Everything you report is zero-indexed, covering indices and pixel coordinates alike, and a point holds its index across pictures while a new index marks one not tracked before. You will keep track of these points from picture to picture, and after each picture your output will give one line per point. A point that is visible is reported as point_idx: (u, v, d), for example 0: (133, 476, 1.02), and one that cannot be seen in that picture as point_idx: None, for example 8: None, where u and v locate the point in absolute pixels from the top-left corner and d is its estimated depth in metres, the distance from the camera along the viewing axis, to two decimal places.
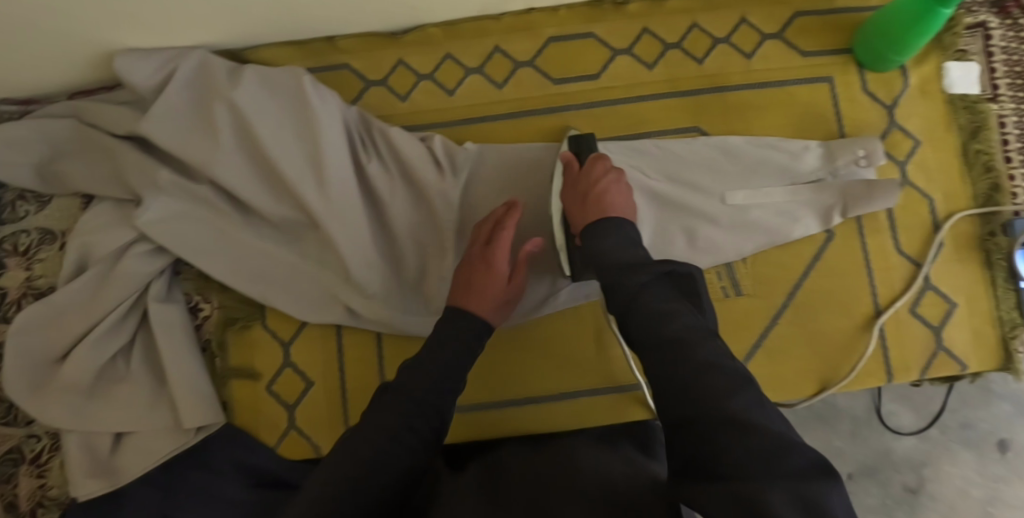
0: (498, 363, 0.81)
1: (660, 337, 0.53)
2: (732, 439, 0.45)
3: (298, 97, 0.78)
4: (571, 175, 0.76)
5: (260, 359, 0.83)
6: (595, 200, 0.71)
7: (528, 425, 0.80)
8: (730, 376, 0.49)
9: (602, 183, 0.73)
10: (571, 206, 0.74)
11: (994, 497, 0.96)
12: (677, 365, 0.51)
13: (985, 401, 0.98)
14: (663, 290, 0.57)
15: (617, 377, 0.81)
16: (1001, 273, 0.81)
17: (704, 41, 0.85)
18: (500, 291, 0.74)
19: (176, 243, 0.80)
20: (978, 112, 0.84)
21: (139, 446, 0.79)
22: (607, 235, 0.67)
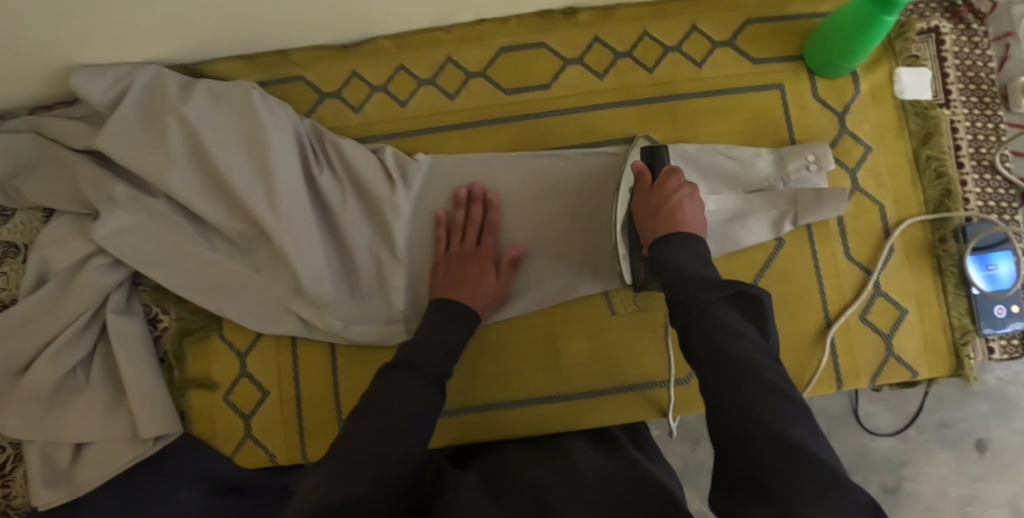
0: (478, 368, 0.81)
1: (723, 353, 0.55)
2: (793, 464, 0.48)
3: (247, 110, 0.79)
4: (644, 186, 0.75)
5: (216, 368, 0.84)
6: (666, 215, 0.71)
7: (518, 428, 0.79)
8: (787, 403, 0.52)
9: (677, 199, 0.72)
10: (642, 217, 0.73)
11: (972, 496, 0.97)
12: (737, 384, 0.53)
13: (962, 401, 0.98)
14: (730, 311, 0.59)
15: (583, 382, 0.80)
16: (952, 279, 0.81)
17: (654, 49, 0.85)
18: (487, 286, 0.78)
19: (133, 256, 0.82)
20: (930, 118, 0.83)
21: (97, 456, 0.81)
22: (677, 250, 0.67)
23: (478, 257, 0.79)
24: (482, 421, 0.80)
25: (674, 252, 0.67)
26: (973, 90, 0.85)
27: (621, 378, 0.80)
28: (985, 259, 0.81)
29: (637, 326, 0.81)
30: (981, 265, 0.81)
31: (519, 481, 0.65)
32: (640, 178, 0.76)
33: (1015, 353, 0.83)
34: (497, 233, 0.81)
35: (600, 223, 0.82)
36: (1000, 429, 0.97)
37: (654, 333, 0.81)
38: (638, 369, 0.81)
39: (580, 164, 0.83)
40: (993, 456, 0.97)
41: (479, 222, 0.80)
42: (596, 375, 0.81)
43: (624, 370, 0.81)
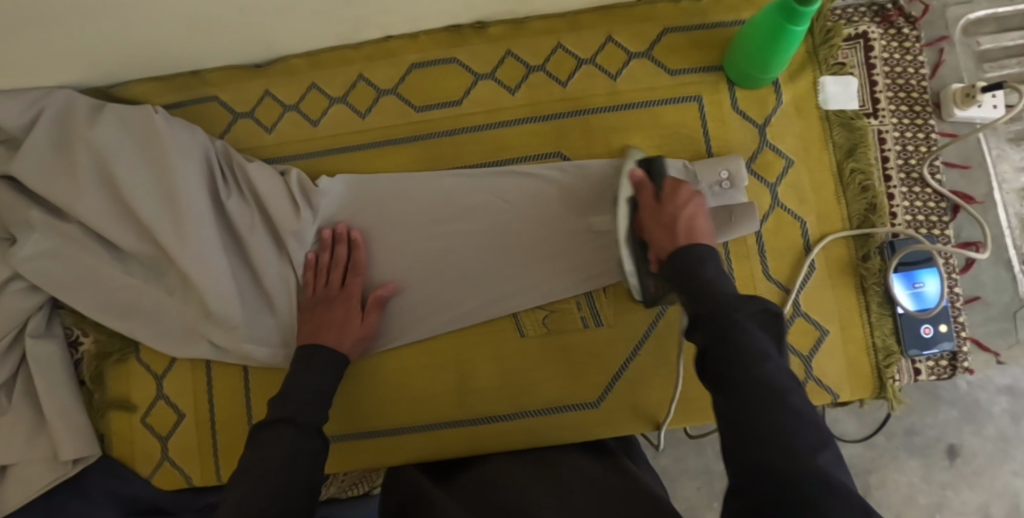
0: (358, 395, 0.82)
1: (746, 379, 0.52)
2: (827, 497, 0.45)
3: (152, 135, 0.80)
4: (649, 198, 0.71)
5: (134, 391, 0.85)
6: (686, 228, 0.66)
7: (409, 450, 0.82)
8: (815, 432, 0.50)
9: (692, 210, 0.68)
10: (657, 231, 0.68)
11: (941, 505, 0.93)
12: (765, 410, 0.50)
13: (932, 407, 0.93)
14: (758, 329, 0.55)
15: (487, 407, 0.80)
16: (876, 298, 0.78)
17: (568, 62, 0.83)
18: (353, 326, 0.77)
19: (50, 281, 0.83)
20: (856, 130, 0.80)
21: (18, 479, 0.82)
22: (701, 266, 0.62)
23: (345, 302, 0.78)
24: (386, 446, 0.82)
25: (699, 265, 0.62)
26: (902, 99, 0.81)
27: (525, 404, 0.80)
28: (912, 277, 0.78)
29: (537, 353, 0.80)
30: (907, 282, 0.78)
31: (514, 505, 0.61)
32: (643, 189, 0.72)
33: (942, 374, 0.80)
34: (362, 271, 0.81)
35: (513, 242, 0.80)
36: (971, 435, 0.93)
37: (560, 359, 0.80)
38: (538, 396, 0.80)
39: (489, 183, 0.81)
40: (964, 463, 0.93)
41: (343, 263, 0.80)
42: (500, 400, 0.80)
43: (528, 396, 0.80)
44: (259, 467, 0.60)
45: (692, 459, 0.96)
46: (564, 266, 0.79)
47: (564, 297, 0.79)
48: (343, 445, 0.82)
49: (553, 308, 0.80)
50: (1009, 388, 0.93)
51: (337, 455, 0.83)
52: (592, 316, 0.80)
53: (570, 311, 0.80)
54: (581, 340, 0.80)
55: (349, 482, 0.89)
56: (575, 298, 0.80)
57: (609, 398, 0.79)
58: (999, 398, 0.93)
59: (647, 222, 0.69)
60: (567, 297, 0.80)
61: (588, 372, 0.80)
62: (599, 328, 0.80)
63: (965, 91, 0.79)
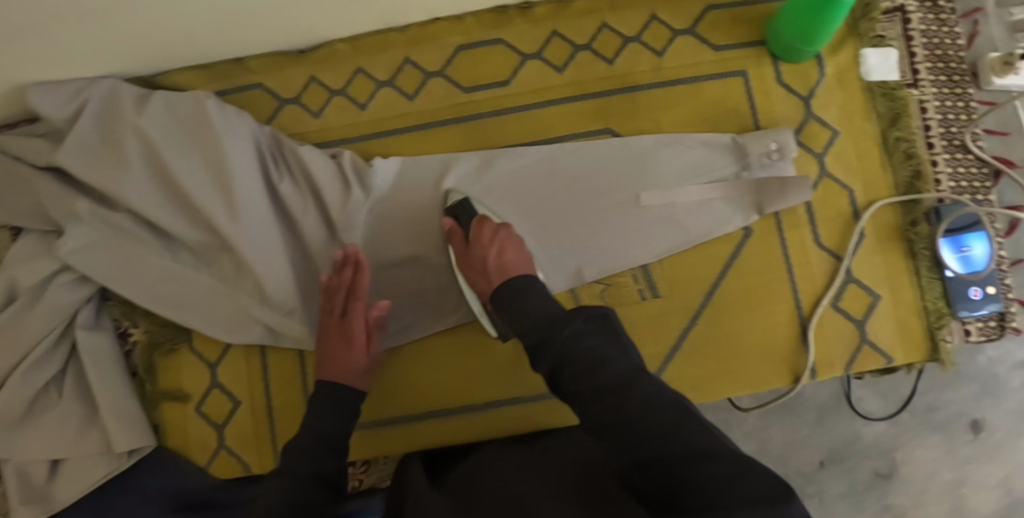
0: (413, 377, 0.82)
1: (599, 386, 0.59)
2: (694, 469, 0.53)
3: (201, 122, 0.79)
4: (461, 244, 0.78)
5: (187, 381, 0.84)
6: (496, 270, 0.74)
7: (461, 433, 0.81)
8: (672, 408, 0.57)
9: (497, 250, 0.75)
10: (478, 275, 0.77)
11: (965, 479, 0.97)
12: (623, 409, 0.58)
13: (952, 383, 0.97)
14: (595, 338, 0.62)
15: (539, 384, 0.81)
16: (925, 263, 0.80)
17: (613, 41, 0.83)
18: (355, 356, 0.77)
19: (97, 272, 0.82)
20: (898, 99, 0.82)
21: (71, 473, 0.82)
22: (521, 297, 0.70)
23: (349, 332, 0.77)
24: (439, 428, 0.82)
25: (516, 298, 0.70)
26: (941, 69, 0.83)
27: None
28: (959, 241, 0.79)
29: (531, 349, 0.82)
30: (954, 247, 0.79)
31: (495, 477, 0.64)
32: (455, 238, 0.78)
33: (992, 334, 0.81)
34: (364, 296, 0.78)
35: (567, 219, 0.81)
36: (990, 409, 0.97)
37: None
38: None
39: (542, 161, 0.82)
40: (987, 437, 0.96)
41: (345, 289, 0.77)
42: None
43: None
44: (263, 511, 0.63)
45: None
46: (617, 241, 0.80)
47: (621, 270, 0.80)
48: (397, 429, 0.82)
49: (609, 281, 0.81)
50: None
51: (378, 442, 0.82)
52: (650, 288, 0.81)
53: (627, 285, 0.81)
54: (638, 313, 0.81)
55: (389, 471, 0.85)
56: (631, 271, 0.81)
57: (668, 369, 0.80)
58: (1015, 373, 0.96)
59: (464, 272, 0.77)
60: (624, 270, 0.81)
61: (646, 345, 0.80)
62: (657, 299, 0.81)
63: (1003, 59, 0.81)
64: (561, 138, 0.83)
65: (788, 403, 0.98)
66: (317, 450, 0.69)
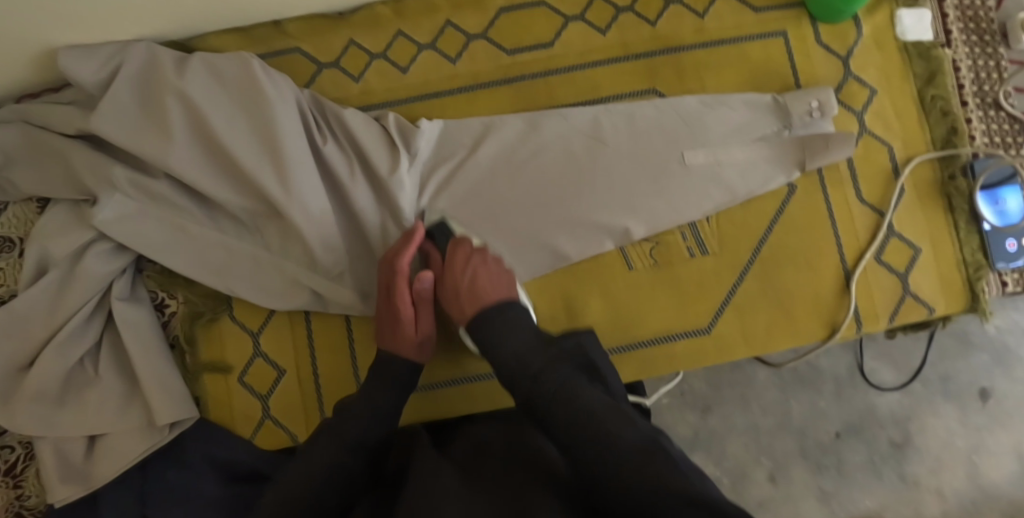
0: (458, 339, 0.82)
1: (573, 426, 0.57)
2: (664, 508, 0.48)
3: (246, 83, 0.77)
4: (438, 264, 0.78)
5: (230, 351, 0.83)
6: (468, 296, 0.74)
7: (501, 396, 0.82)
8: (643, 452, 0.53)
9: (468, 275, 0.74)
10: (449, 300, 0.76)
11: (977, 446, 1.01)
12: (596, 444, 0.55)
13: (963, 353, 1.02)
14: (575, 377, 0.63)
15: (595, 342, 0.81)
16: (963, 216, 0.82)
17: (655, 2, 0.84)
18: (408, 330, 0.75)
19: (135, 241, 0.79)
20: (933, 58, 0.84)
21: (110, 448, 0.79)
22: (495, 325, 0.70)
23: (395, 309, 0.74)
24: (492, 388, 0.82)
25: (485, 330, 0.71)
26: (973, 29, 0.85)
27: (631, 336, 0.81)
28: (994, 196, 0.81)
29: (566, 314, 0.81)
30: (990, 201, 0.82)
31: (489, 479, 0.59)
32: (433, 259, 0.78)
33: None
34: (405, 265, 0.74)
35: (618, 178, 0.80)
36: (1002, 377, 1.01)
37: (666, 290, 0.81)
38: (646, 329, 0.81)
39: (591, 119, 0.82)
40: (997, 404, 1.01)
41: (389, 260, 0.75)
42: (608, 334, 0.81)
43: (634, 328, 0.81)
44: (296, 474, 0.62)
45: (736, 417, 1.02)
46: (667, 200, 0.80)
47: (670, 227, 0.81)
48: (440, 393, 0.82)
49: (658, 240, 0.81)
50: None
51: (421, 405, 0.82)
52: (698, 245, 0.81)
53: (676, 243, 0.81)
54: (687, 270, 0.81)
55: None
56: (679, 229, 0.81)
57: (720, 323, 0.81)
58: None
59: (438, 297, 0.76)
60: (673, 228, 0.81)
61: (695, 301, 0.81)
62: (706, 257, 0.81)
63: None
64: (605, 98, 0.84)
65: (804, 375, 1.02)
66: (374, 421, 0.68)
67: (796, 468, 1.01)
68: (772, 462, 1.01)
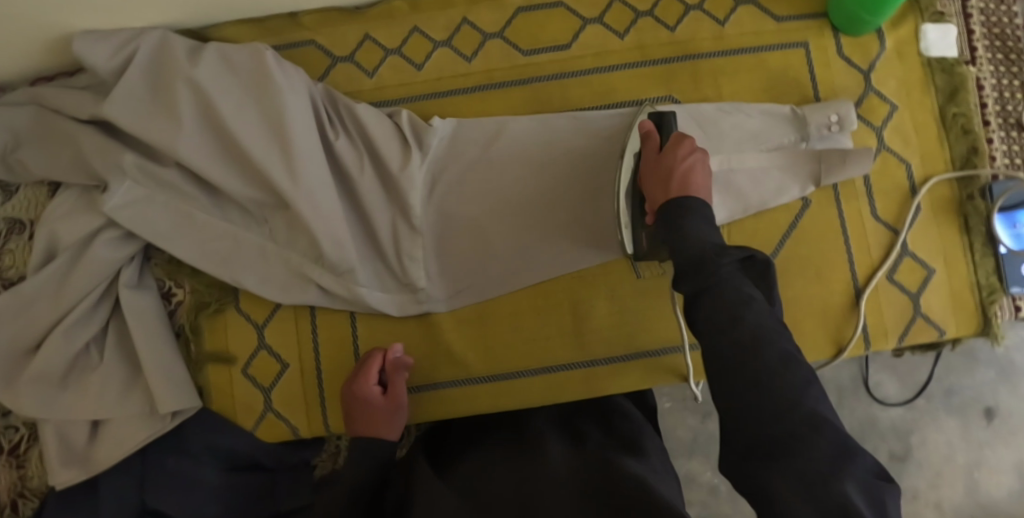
0: (464, 339, 0.81)
1: (733, 327, 0.54)
2: (812, 434, 0.48)
3: (260, 73, 0.77)
4: (653, 149, 0.67)
5: (234, 341, 0.83)
6: (680, 183, 0.62)
7: (505, 399, 0.81)
8: (792, 373, 0.52)
9: (687, 167, 0.62)
10: (651, 181, 0.65)
11: (978, 462, 1.02)
12: (752, 350, 0.53)
13: (969, 369, 1.03)
14: (742, 277, 0.57)
15: (598, 350, 0.80)
16: (979, 238, 0.81)
17: (675, 7, 0.83)
18: (377, 408, 0.76)
19: (145, 228, 0.80)
20: (956, 75, 0.82)
21: (112, 434, 0.79)
22: (689, 215, 0.60)
23: (360, 390, 0.76)
24: (496, 390, 0.81)
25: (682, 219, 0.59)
26: (998, 47, 0.84)
27: (637, 344, 0.80)
28: (1011, 218, 0.80)
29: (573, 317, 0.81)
30: (1007, 224, 0.80)
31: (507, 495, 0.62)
32: (648, 142, 0.68)
33: None
34: (375, 352, 0.78)
35: None
36: (1007, 396, 1.02)
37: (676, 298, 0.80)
38: (653, 337, 0.80)
39: (608, 123, 0.81)
40: (1000, 423, 1.02)
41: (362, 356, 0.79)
42: (611, 342, 0.81)
43: (640, 335, 0.80)
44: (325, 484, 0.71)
45: None
46: None
47: None
48: (442, 394, 0.81)
49: None
50: None
51: (424, 406, 0.81)
52: None
53: None
54: None
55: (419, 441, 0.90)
56: None
57: None
58: None
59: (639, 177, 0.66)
60: None
61: None
62: None
63: None
64: (626, 101, 0.81)
65: None
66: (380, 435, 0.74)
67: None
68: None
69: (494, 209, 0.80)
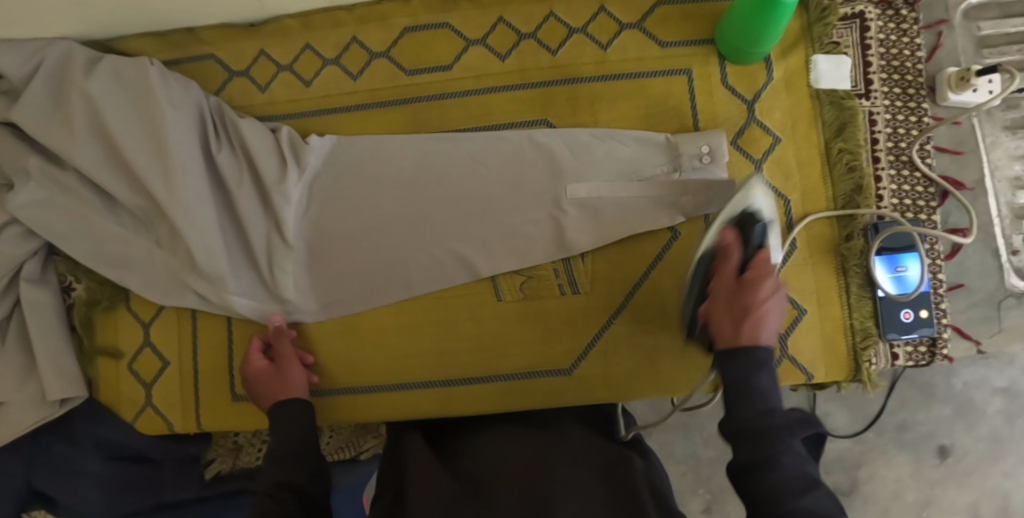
0: (351, 350, 0.84)
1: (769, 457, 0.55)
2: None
3: (144, 86, 0.81)
4: (730, 265, 0.67)
5: (122, 338, 0.88)
6: (753, 320, 0.62)
7: (392, 407, 0.83)
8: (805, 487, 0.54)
9: (767, 303, 0.63)
10: (726, 306, 0.65)
11: (930, 502, 0.96)
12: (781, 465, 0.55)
13: (924, 404, 0.97)
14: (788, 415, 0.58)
15: (407, 375, 0.83)
16: (856, 280, 0.78)
17: (559, 31, 0.82)
18: (273, 377, 0.79)
19: (43, 227, 0.83)
20: (846, 109, 0.79)
21: (9, 417, 0.83)
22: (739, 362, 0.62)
23: (253, 371, 0.80)
24: (383, 399, 0.83)
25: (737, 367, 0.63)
26: (896, 81, 0.80)
27: (462, 372, 0.82)
28: (894, 260, 0.77)
29: (447, 329, 0.82)
30: (890, 266, 0.77)
31: (482, 470, 0.64)
32: (727, 256, 0.68)
33: (921, 360, 0.79)
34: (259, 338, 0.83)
35: (500, 203, 0.79)
36: (963, 434, 0.96)
37: (533, 324, 0.81)
38: (520, 361, 0.81)
39: (478, 144, 0.81)
40: (955, 462, 0.96)
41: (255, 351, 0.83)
42: (430, 368, 0.82)
43: (451, 366, 0.82)
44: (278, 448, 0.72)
45: (677, 445, 1.00)
46: (545, 233, 0.79)
47: (543, 262, 0.80)
48: (334, 399, 0.84)
49: (530, 273, 0.80)
50: (1005, 389, 0.95)
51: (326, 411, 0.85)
52: (569, 283, 0.80)
53: (548, 278, 0.80)
54: (556, 306, 0.81)
55: (334, 446, 0.97)
56: (553, 265, 0.80)
57: (581, 366, 0.80)
58: (994, 399, 0.95)
59: (714, 282, 0.67)
60: (545, 263, 0.80)
61: (562, 340, 0.81)
62: (576, 296, 0.80)
63: (959, 74, 0.79)
64: (500, 125, 0.83)
65: None
66: (301, 430, 0.74)
67: (733, 502, 0.98)
68: (709, 494, 0.99)
69: (379, 221, 0.81)
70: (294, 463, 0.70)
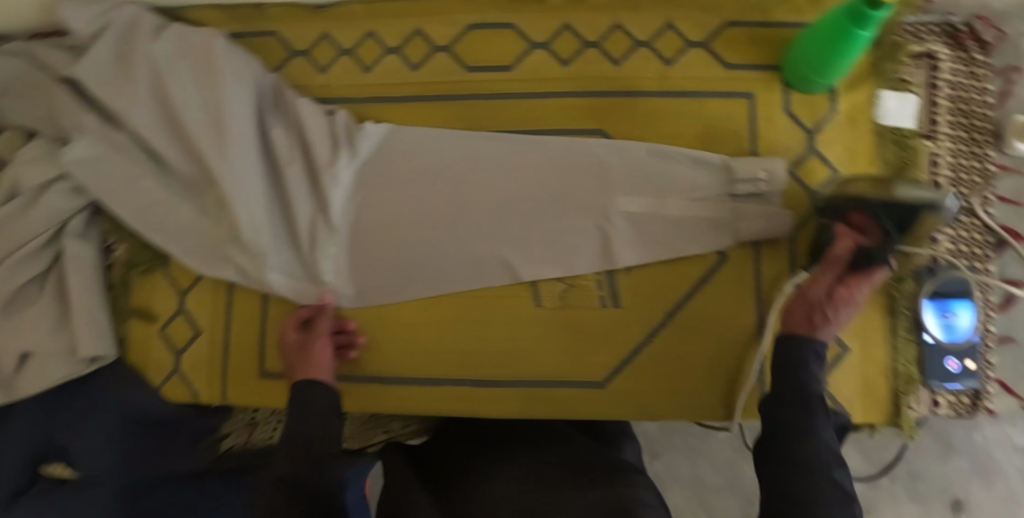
0: (383, 340, 0.83)
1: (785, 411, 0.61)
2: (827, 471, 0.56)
3: (208, 56, 0.82)
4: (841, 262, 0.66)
5: (157, 302, 0.88)
6: (822, 320, 0.63)
7: (417, 402, 0.82)
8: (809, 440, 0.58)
9: (843, 314, 0.64)
10: (813, 295, 0.65)
11: None
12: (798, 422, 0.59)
13: (943, 456, 0.94)
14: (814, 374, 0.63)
15: (436, 371, 0.82)
16: (904, 323, 0.76)
17: (624, 42, 0.82)
18: (306, 354, 0.77)
19: (94, 183, 0.83)
20: (908, 147, 0.78)
21: (36, 368, 0.82)
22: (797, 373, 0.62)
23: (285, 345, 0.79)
24: (409, 392, 0.82)
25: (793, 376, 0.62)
26: (964, 125, 0.80)
27: (493, 374, 0.81)
28: (945, 306, 0.75)
29: (480, 329, 0.81)
30: (939, 311, 0.76)
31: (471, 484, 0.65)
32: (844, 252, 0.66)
33: (962, 412, 0.78)
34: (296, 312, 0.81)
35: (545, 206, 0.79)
36: (981, 491, 0.93)
37: (569, 333, 0.80)
38: (552, 369, 0.80)
39: (530, 146, 0.81)
40: None
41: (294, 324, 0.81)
42: (460, 366, 0.82)
43: (480, 366, 0.81)
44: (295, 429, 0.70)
45: (683, 468, 0.98)
46: (587, 241, 0.78)
47: (586, 272, 0.79)
48: (358, 387, 0.83)
49: (572, 282, 0.79)
50: None
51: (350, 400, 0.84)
52: (611, 296, 0.79)
53: (589, 288, 0.79)
54: (594, 318, 0.79)
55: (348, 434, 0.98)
56: (596, 275, 0.79)
57: (615, 380, 0.79)
58: (1014, 456, 0.92)
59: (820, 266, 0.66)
60: (589, 273, 0.79)
61: (597, 352, 0.79)
62: (616, 309, 0.79)
63: None
64: (554, 130, 0.82)
65: None
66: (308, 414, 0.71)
67: None
68: None
69: (422, 212, 0.81)
70: (308, 448, 0.68)
